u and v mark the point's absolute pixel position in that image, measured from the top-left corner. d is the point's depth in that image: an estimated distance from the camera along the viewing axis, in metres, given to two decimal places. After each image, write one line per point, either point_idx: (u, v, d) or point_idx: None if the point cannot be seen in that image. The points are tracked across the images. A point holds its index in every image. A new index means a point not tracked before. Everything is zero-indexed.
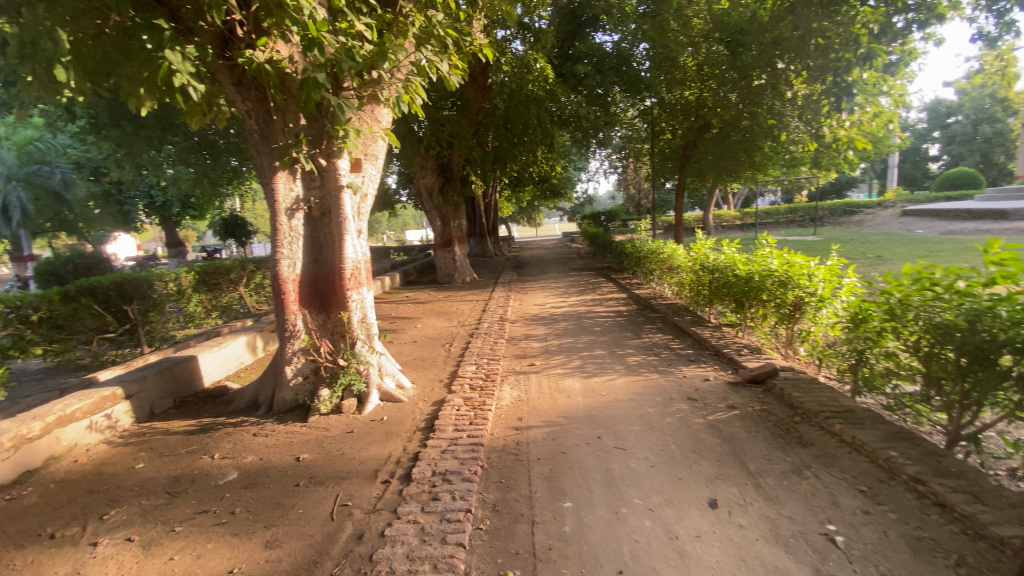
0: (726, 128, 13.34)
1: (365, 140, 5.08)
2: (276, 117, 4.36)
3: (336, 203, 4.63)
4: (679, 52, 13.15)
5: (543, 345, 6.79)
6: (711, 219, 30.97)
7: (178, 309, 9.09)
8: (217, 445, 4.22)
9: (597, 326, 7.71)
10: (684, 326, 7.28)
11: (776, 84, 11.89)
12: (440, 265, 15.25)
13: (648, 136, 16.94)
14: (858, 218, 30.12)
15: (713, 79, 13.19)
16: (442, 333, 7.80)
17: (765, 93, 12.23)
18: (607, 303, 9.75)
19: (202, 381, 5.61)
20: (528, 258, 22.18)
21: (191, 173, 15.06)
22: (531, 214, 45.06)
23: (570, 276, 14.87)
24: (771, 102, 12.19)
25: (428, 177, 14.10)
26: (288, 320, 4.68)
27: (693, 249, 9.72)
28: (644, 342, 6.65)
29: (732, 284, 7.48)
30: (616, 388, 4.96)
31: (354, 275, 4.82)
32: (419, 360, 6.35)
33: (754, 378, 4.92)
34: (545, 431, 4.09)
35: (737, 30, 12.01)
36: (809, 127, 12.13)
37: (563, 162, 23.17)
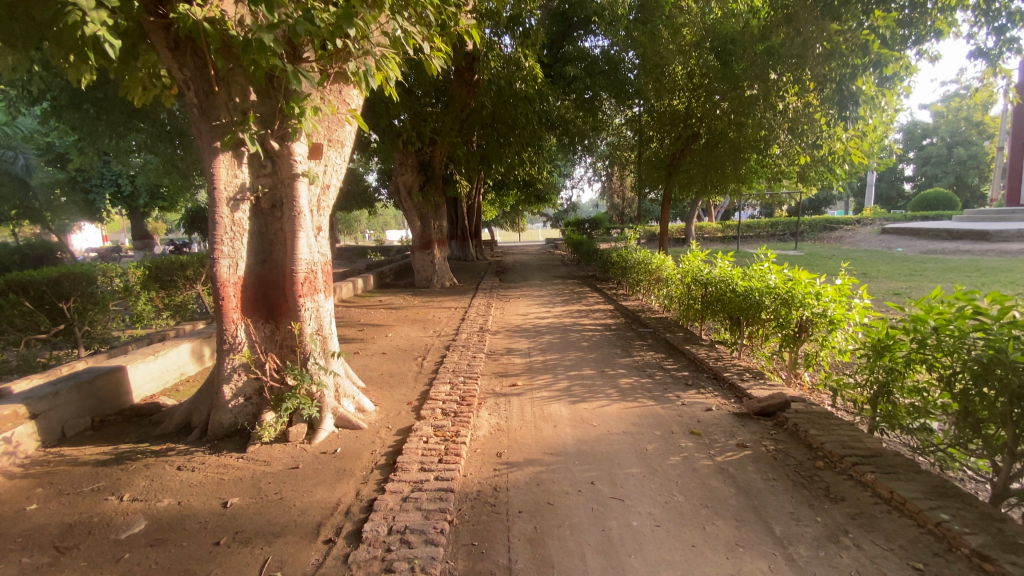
0: (715, 139, 13.01)
1: (329, 123, 4.44)
2: (219, 88, 3.64)
3: (291, 193, 3.94)
4: (669, 59, 12.87)
5: (525, 361, 6.14)
6: (694, 229, 30.89)
7: (124, 308, 8.21)
8: (130, 483, 3.46)
9: (583, 340, 7.10)
10: (678, 344, 6.73)
11: (768, 95, 11.08)
12: (418, 268, 14.55)
13: (635, 143, 16.54)
14: (837, 234, 30.37)
15: (702, 89, 12.82)
16: (415, 344, 7.08)
17: (756, 104, 11.43)
18: (594, 315, 9.19)
19: (130, 397, 4.81)
20: (510, 263, 21.61)
21: (156, 162, 14.11)
22: (514, 219, 44.66)
23: (554, 284, 14.32)
24: (762, 113, 11.48)
25: (408, 175, 13.42)
26: (227, 330, 3.94)
27: (683, 261, 9.24)
28: (637, 361, 6.06)
29: (726, 301, 6.97)
30: (609, 417, 4.34)
31: (309, 279, 4.12)
32: (386, 376, 5.65)
33: (763, 411, 4.34)
34: (527, 472, 3.44)
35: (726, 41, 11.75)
36: (800, 141, 11.84)
37: (549, 167, 22.71)
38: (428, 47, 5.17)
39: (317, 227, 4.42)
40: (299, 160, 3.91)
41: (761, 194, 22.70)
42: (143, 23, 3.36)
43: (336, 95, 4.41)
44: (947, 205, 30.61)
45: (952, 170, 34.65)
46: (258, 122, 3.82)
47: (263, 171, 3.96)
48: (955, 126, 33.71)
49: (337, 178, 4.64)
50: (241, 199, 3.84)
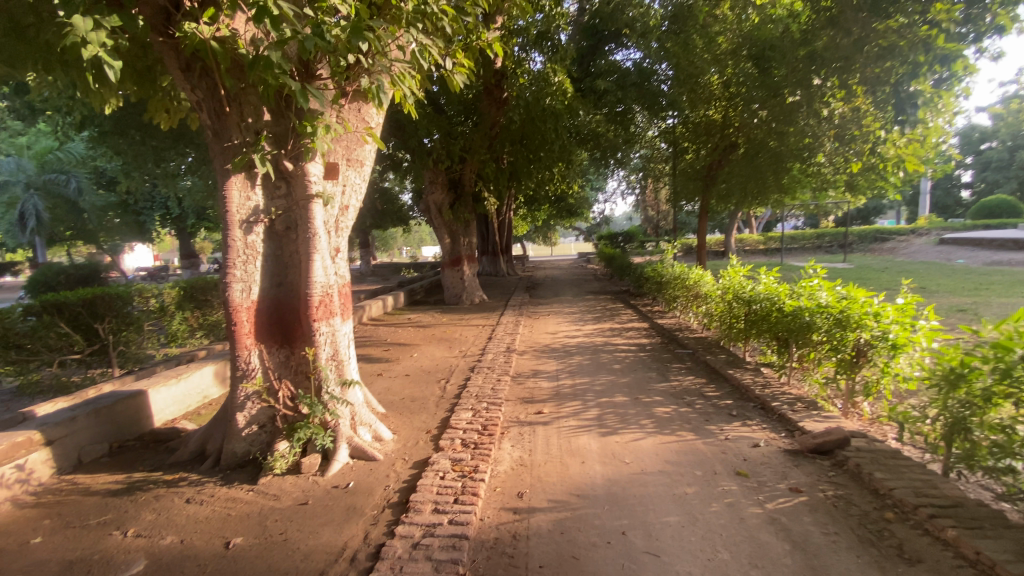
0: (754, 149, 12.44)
1: (348, 142, 4.32)
2: (231, 109, 3.57)
3: (305, 215, 3.79)
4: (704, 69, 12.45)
5: (553, 385, 5.82)
6: (733, 242, 29.87)
7: (159, 328, 8.36)
8: (137, 516, 3.33)
9: (616, 363, 6.71)
10: (719, 368, 6.26)
11: (812, 102, 10.75)
12: (448, 285, 14.44)
13: (670, 155, 16.09)
14: (889, 245, 28.72)
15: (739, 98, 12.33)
16: (440, 365, 6.87)
17: (799, 111, 10.96)
18: (627, 334, 8.76)
19: (150, 421, 4.77)
20: (542, 278, 21.31)
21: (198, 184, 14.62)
22: (547, 233, 44.41)
23: (585, 300, 13.93)
24: (806, 121, 10.95)
25: (437, 193, 13.39)
26: (240, 356, 3.81)
27: (723, 276, 8.72)
28: (673, 388, 5.64)
29: (774, 321, 6.47)
30: (643, 453, 3.97)
31: (324, 303, 3.95)
32: (408, 401, 5.43)
33: (819, 449, 3.88)
34: (551, 517, 3.13)
35: (762, 47, 11.36)
36: (847, 149, 11.15)
37: (581, 181, 22.41)
38: (450, 62, 5.03)
39: (334, 248, 4.27)
40: (314, 181, 3.77)
41: (804, 204, 21.71)
42: (155, 45, 3.32)
43: (354, 114, 4.31)
44: (1012, 212, 28.54)
45: (1016, 175, 32.46)
46: (272, 142, 3.72)
47: (277, 193, 3.85)
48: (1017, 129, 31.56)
49: (357, 198, 4.50)
50: (254, 221, 3.74)
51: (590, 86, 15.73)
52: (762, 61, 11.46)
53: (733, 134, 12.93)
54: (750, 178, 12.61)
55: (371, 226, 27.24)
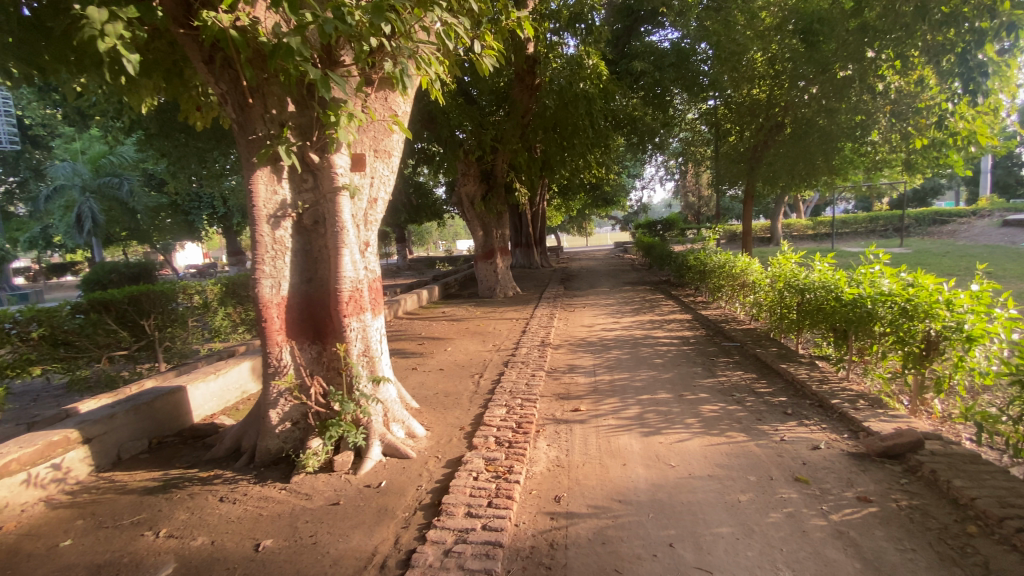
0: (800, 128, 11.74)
1: (375, 133, 4.20)
2: (255, 101, 3.50)
3: (333, 208, 3.68)
4: (747, 46, 11.73)
5: (591, 381, 5.58)
6: (778, 228, 28.58)
7: (204, 324, 8.61)
8: (170, 516, 3.34)
9: (657, 357, 6.40)
10: (770, 363, 5.86)
11: (865, 76, 10.13)
12: (481, 278, 14.33)
13: (711, 138, 15.43)
14: (951, 227, 26.82)
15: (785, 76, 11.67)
16: (474, 359, 6.74)
17: (852, 86, 10.37)
18: (668, 326, 8.39)
19: (189, 416, 4.84)
20: (577, 270, 20.95)
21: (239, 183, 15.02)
22: (582, 224, 43.89)
23: (623, 291, 13.54)
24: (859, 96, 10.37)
25: (470, 185, 13.26)
26: (272, 353, 3.74)
27: (772, 264, 8.23)
28: (720, 384, 5.30)
29: (831, 311, 6.00)
30: (690, 456, 3.70)
31: (354, 297, 3.84)
32: (442, 397, 5.32)
33: (888, 452, 3.52)
34: (590, 525, 2.92)
35: (810, 21, 10.80)
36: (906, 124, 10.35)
37: (617, 169, 21.87)
38: (478, 45, 4.83)
39: (364, 242, 4.16)
40: (341, 173, 3.66)
41: (856, 186, 20.45)
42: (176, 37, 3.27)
43: (380, 103, 4.18)
44: None
45: None
46: (297, 133, 3.62)
47: (304, 186, 3.75)
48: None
49: (386, 189, 4.38)
50: (282, 216, 3.65)
51: (626, 69, 15.23)
52: (810, 37, 10.85)
53: (779, 113, 12.24)
54: (798, 159, 11.90)
55: (406, 220, 27.48)
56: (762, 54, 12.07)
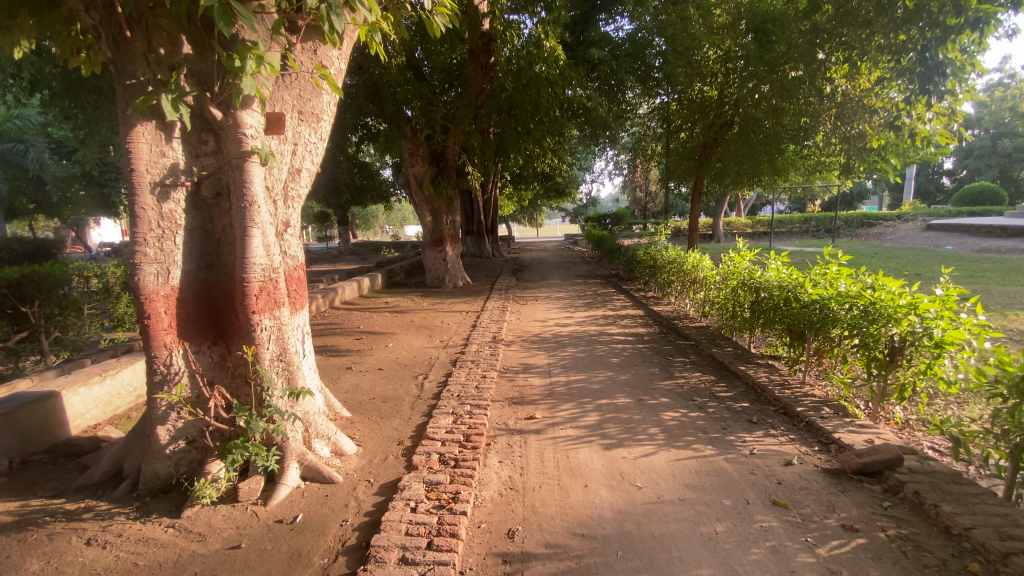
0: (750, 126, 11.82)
1: (300, 89, 3.54)
2: (134, 35, 2.70)
3: (241, 177, 3.00)
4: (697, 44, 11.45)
5: (545, 383, 5.11)
6: (721, 225, 29.43)
7: (104, 310, 7.39)
8: (15, 566, 2.56)
9: (613, 356, 6.02)
10: (729, 364, 5.61)
11: (815, 78, 10.12)
12: (429, 266, 13.59)
13: (660, 133, 15.25)
14: (876, 230, 28.61)
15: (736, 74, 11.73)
16: (418, 357, 6.11)
17: (801, 87, 10.41)
18: (622, 322, 8.09)
19: (65, 428, 3.88)
20: (528, 260, 20.55)
21: None
22: (532, 214, 43.67)
23: (575, 283, 13.25)
24: (808, 98, 10.43)
25: (418, 166, 12.45)
26: (158, 358, 2.99)
27: (726, 260, 8.09)
28: (681, 388, 4.97)
29: (789, 311, 5.84)
30: (658, 475, 3.30)
31: (267, 288, 3.17)
32: (379, 401, 4.70)
33: (865, 469, 3.29)
34: (552, 571, 2.46)
35: (763, 20, 10.91)
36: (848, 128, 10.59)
37: (569, 159, 21.60)
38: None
39: (283, 222, 3.49)
40: (251, 134, 2.98)
41: (795, 187, 21.21)
42: None
43: (307, 55, 3.54)
44: (993, 199, 28.64)
45: (997, 162, 32.58)
46: (192, 82, 2.88)
47: (204, 149, 3.02)
48: (999, 116, 31.59)
49: (314, 159, 3.74)
50: (172, 184, 2.90)
51: (583, 56, 14.83)
52: (763, 36, 10.99)
53: (729, 110, 12.18)
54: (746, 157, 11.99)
55: (349, 203, 26.02)
56: (715, 51, 11.99)
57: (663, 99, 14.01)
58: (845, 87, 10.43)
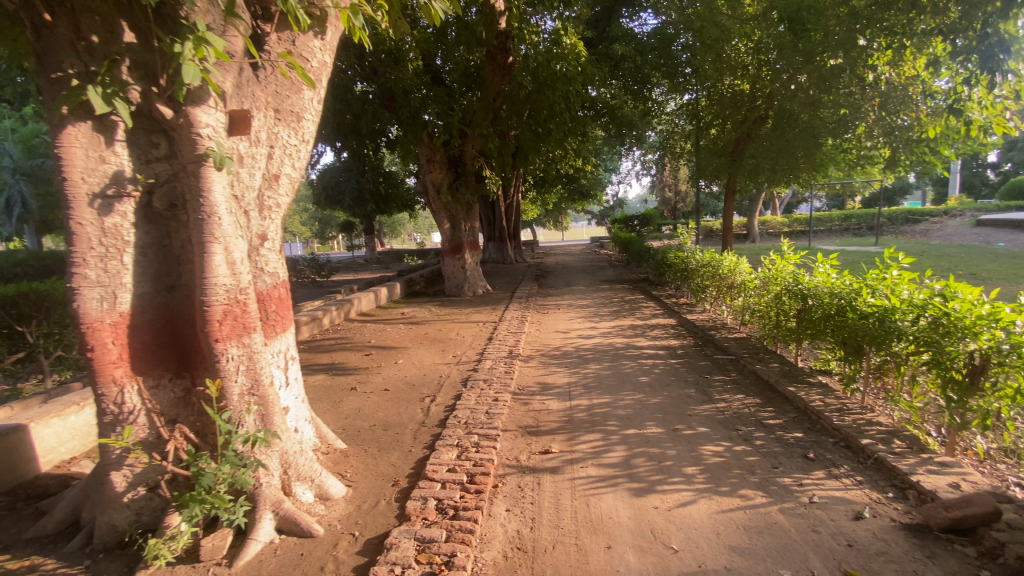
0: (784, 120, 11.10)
1: (277, 86, 3.14)
2: (58, 20, 2.47)
3: (198, 184, 2.62)
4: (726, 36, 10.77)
5: (564, 408, 4.56)
6: (755, 224, 28.19)
7: None
8: None
9: (642, 374, 5.42)
10: (775, 384, 4.94)
11: (856, 67, 9.41)
12: (448, 274, 13.18)
13: (689, 131, 14.52)
14: (922, 227, 26.93)
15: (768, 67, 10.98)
16: (428, 375, 5.64)
17: (840, 77, 9.70)
18: (651, 333, 7.46)
19: (32, 466, 3.54)
20: (553, 266, 19.97)
21: None
22: (557, 218, 43.06)
23: (601, 290, 12.61)
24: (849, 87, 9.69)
25: (436, 172, 12.10)
26: (107, 397, 2.64)
27: (767, 265, 7.41)
28: (721, 415, 4.34)
29: (843, 322, 5.15)
30: (696, 533, 2.72)
31: (234, 311, 2.76)
32: (380, 429, 4.26)
33: (955, 527, 2.61)
34: None
35: (797, 8, 9.85)
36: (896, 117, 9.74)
37: (594, 161, 20.98)
38: None
39: (258, 235, 3.09)
40: (208, 134, 2.61)
41: (834, 183, 20.03)
42: None
43: (286, 45, 3.18)
44: None
45: None
46: (136, 75, 2.62)
47: (154, 153, 2.71)
48: None
49: (296, 163, 3.34)
50: (115, 194, 2.58)
51: (606, 52, 14.21)
52: (798, 25, 9.91)
53: (763, 105, 11.51)
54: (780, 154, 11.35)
55: (374, 211, 25.95)
56: (745, 45, 11.36)
57: (689, 97, 13.45)
58: (889, 74, 9.78)
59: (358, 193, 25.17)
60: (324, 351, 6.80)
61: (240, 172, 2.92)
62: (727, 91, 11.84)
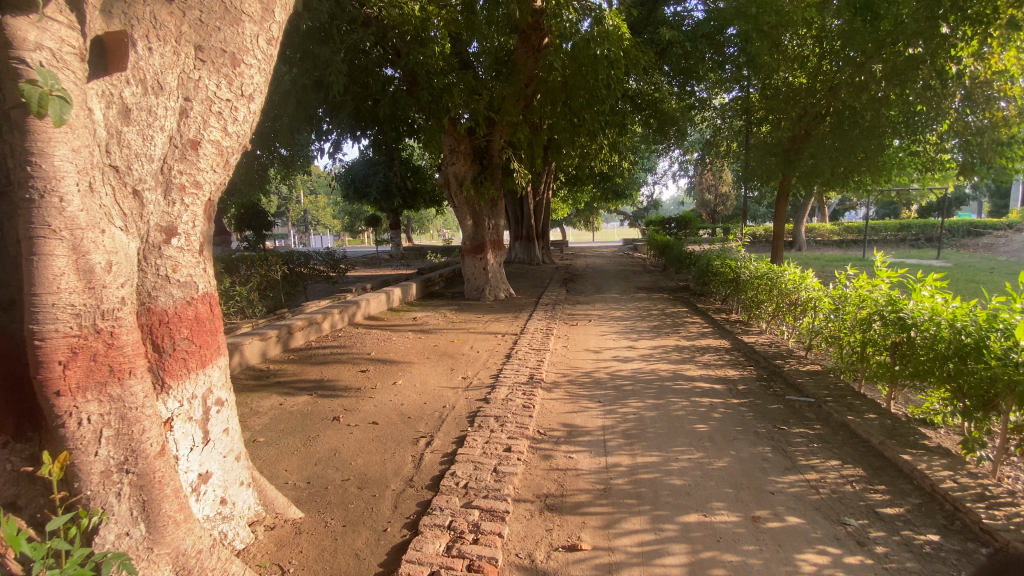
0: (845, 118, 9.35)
1: (201, 12, 2.18)
2: None
3: (24, 144, 1.65)
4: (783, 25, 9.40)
5: (598, 469, 3.44)
6: (803, 231, 26.32)
7: None
8: None
9: (698, 422, 4.24)
10: (881, 448, 3.63)
11: (938, 56, 7.90)
12: (469, 275, 12.15)
13: (737, 131, 13.05)
14: (992, 240, 24.46)
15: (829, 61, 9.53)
16: (428, 405, 4.60)
17: (919, 69, 8.06)
18: (702, 359, 6.24)
19: None
20: (582, 269, 18.72)
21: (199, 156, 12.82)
22: (588, 218, 41.67)
23: (635, 299, 11.40)
24: (929, 79, 8.05)
25: (460, 165, 10.99)
26: None
27: (848, 283, 6.08)
28: (816, 495, 3.13)
29: (964, 367, 3.78)
30: None
31: (90, 346, 1.78)
32: (354, 487, 3.23)
33: None
34: None
35: None
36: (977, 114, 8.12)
37: (632, 159, 19.68)
38: None
39: (159, 227, 2.14)
40: (40, 62, 1.61)
41: (896, 190, 18.20)
42: None
43: None
44: None
45: None
46: None
47: None
48: None
49: (229, 125, 2.34)
50: None
51: (652, 39, 12.82)
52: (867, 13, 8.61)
53: (821, 98, 9.72)
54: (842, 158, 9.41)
55: (400, 206, 25.19)
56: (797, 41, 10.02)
57: (739, 93, 12.12)
58: (977, 66, 8.38)
59: (385, 186, 24.42)
60: (315, 364, 5.82)
61: (123, 133, 2.01)
62: (781, 86, 10.44)
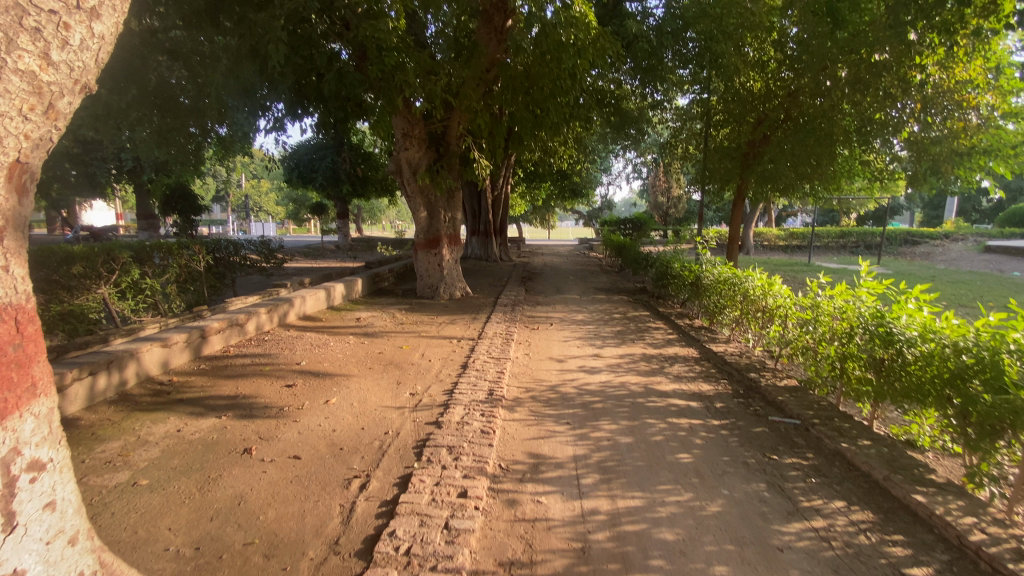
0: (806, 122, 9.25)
1: None
2: None
3: None
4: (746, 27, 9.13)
5: (574, 519, 2.83)
6: (751, 235, 26.92)
7: None
8: None
9: (681, 451, 3.71)
10: (889, 486, 3.22)
11: (901, 64, 7.80)
12: (421, 271, 11.32)
13: (697, 132, 12.81)
14: (922, 250, 25.85)
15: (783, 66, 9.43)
16: (366, 431, 3.83)
17: (882, 77, 7.98)
18: (672, 371, 5.76)
19: None
20: (540, 267, 18.18)
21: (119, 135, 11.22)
22: (545, 214, 41.22)
23: (595, 301, 10.94)
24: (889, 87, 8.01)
25: (413, 151, 10.14)
26: None
27: (822, 292, 5.79)
28: (830, 552, 2.65)
29: (968, 394, 3.44)
30: None
31: None
32: (260, 557, 2.45)
33: None
34: None
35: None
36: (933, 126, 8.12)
37: (590, 156, 19.27)
38: None
39: None
40: None
41: (841, 198, 18.74)
42: None
43: None
44: None
45: None
46: None
47: None
48: None
49: (52, 51, 1.68)
50: None
51: (617, 31, 12.30)
52: None
53: (781, 102, 9.56)
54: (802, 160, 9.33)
55: (348, 194, 23.71)
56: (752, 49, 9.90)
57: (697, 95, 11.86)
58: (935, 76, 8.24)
59: (332, 172, 22.88)
60: (230, 378, 4.89)
61: None
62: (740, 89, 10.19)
